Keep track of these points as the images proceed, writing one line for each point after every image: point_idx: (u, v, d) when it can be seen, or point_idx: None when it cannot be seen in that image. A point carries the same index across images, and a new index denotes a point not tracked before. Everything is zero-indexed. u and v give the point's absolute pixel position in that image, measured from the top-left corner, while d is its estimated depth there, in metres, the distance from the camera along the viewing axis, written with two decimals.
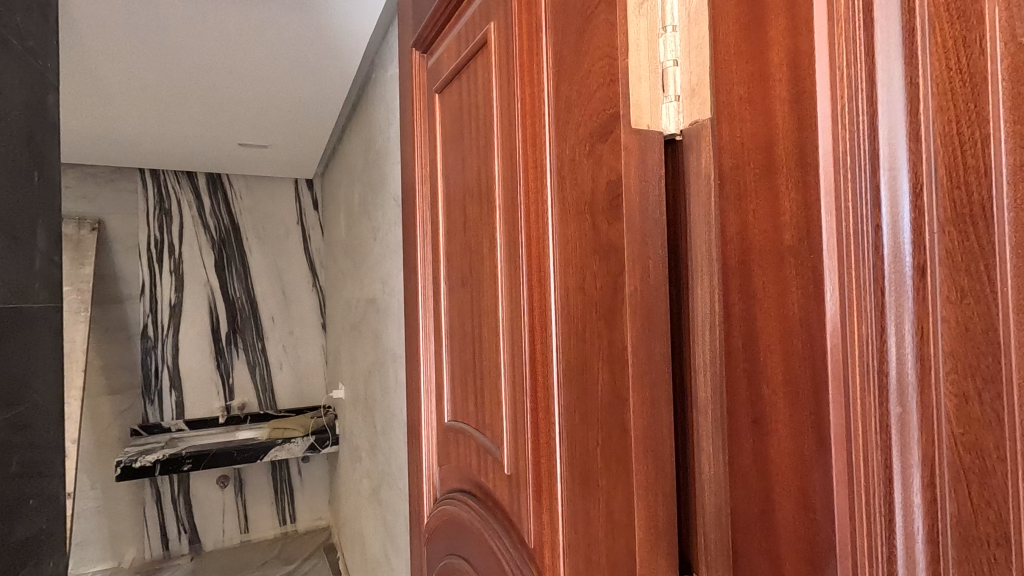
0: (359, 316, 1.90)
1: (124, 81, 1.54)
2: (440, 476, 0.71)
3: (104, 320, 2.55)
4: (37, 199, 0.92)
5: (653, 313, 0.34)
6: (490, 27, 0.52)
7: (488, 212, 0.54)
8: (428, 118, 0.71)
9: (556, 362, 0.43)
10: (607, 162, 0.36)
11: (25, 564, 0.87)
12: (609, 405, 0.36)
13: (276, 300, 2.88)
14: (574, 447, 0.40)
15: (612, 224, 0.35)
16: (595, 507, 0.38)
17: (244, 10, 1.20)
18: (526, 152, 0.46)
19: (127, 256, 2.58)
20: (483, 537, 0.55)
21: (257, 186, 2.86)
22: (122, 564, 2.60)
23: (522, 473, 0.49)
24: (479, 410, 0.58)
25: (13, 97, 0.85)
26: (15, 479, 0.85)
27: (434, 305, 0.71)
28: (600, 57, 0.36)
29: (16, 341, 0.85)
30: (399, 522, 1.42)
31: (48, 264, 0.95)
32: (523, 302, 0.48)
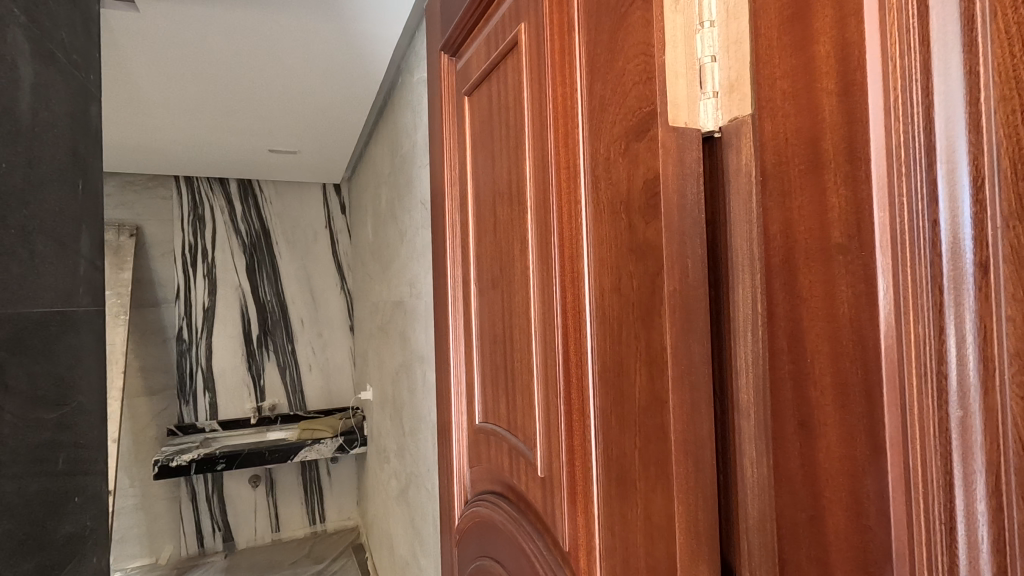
0: (387, 318, 1.93)
1: (161, 91, 1.59)
2: (472, 477, 0.71)
3: (142, 323, 2.63)
4: (81, 206, 0.95)
5: (691, 313, 0.34)
6: (520, 27, 0.52)
7: (520, 214, 0.54)
8: (457, 121, 0.71)
9: (590, 363, 0.42)
10: (644, 161, 0.35)
11: (69, 560, 0.90)
12: (647, 406, 0.36)
13: (305, 303, 2.94)
14: (610, 450, 0.40)
15: (648, 223, 0.35)
16: (633, 510, 0.37)
17: (275, 20, 1.23)
18: (559, 152, 0.46)
19: (163, 261, 2.67)
20: (515, 540, 0.55)
21: (287, 191, 2.92)
22: (159, 560, 2.67)
23: (556, 476, 0.48)
24: (511, 411, 0.58)
25: (59, 110, 0.88)
26: (63, 476, 0.88)
27: (465, 307, 0.71)
28: (636, 56, 0.36)
29: (62, 344, 0.88)
30: (427, 523, 1.42)
31: (92, 270, 0.99)
32: (556, 303, 0.47)
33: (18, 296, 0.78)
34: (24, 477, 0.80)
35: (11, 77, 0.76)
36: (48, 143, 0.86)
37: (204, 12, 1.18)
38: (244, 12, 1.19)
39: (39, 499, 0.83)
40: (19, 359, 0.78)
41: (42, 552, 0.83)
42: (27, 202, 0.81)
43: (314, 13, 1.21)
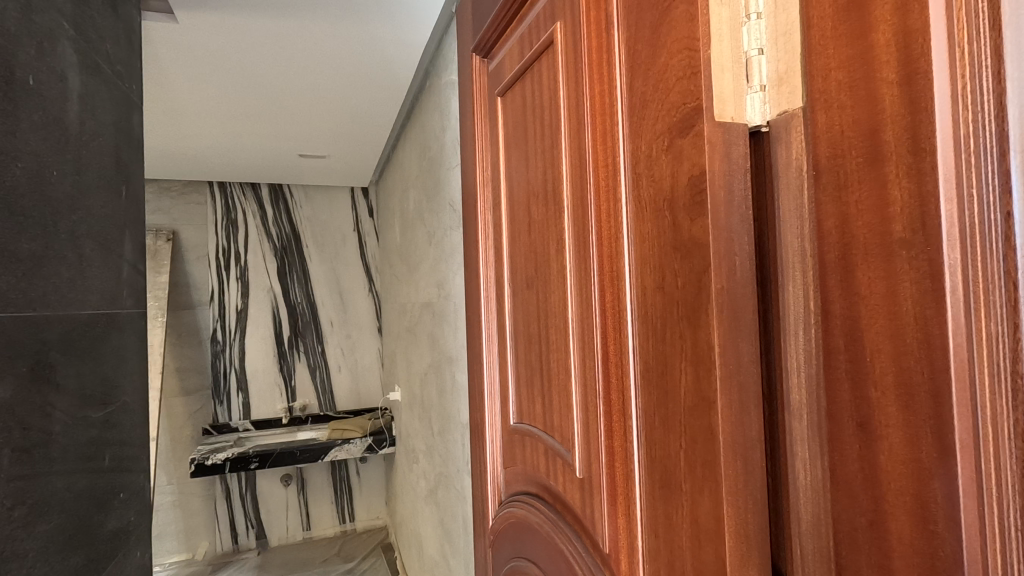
0: (415, 319, 1.94)
1: (197, 100, 1.63)
2: (506, 478, 0.71)
3: (177, 324, 2.71)
4: (123, 212, 0.99)
5: (739, 311, 0.33)
6: (556, 27, 0.52)
7: (556, 214, 0.54)
8: (489, 122, 0.71)
9: (633, 363, 0.42)
10: (688, 157, 0.34)
11: (115, 554, 0.92)
12: (693, 407, 0.35)
13: (335, 306, 2.98)
14: (654, 451, 0.39)
15: (694, 221, 0.34)
16: (678, 512, 0.37)
17: (306, 28, 1.25)
18: (596, 150, 0.46)
19: (198, 265, 2.74)
20: (553, 541, 0.55)
21: (317, 195, 2.97)
22: (195, 556, 2.74)
23: (595, 477, 0.48)
24: (547, 412, 0.58)
25: (103, 118, 0.92)
26: (109, 473, 0.91)
27: (498, 307, 0.71)
28: (680, 51, 0.35)
29: (107, 345, 0.91)
30: (457, 524, 1.43)
31: (133, 273, 1.02)
32: (594, 303, 0.47)
33: (68, 299, 0.79)
34: (72, 472, 0.80)
35: (62, 88, 0.79)
36: (94, 151, 0.89)
37: (238, 21, 1.21)
38: (276, 21, 1.21)
39: (87, 495, 0.84)
40: (70, 359, 0.80)
41: (91, 545, 0.85)
42: (77, 209, 0.83)
43: (345, 20, 1.23)
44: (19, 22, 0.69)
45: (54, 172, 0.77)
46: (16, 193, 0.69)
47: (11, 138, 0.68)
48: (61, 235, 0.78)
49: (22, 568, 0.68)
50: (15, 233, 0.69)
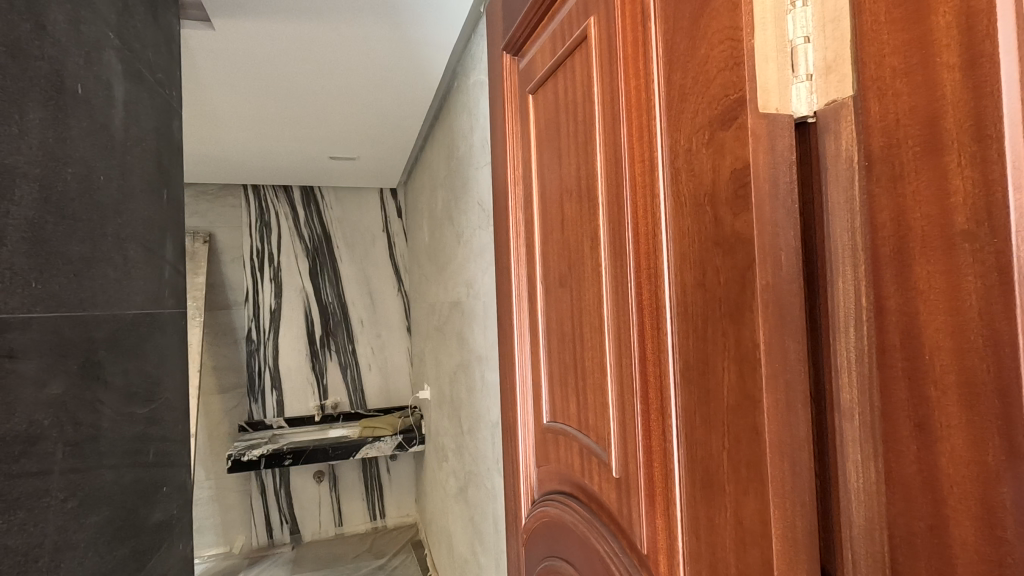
0: (443, 318, 1.95)
1: (232, 105, 1.67)
2: (539, 477, 0.71)
3: (214, 324, 2.79)
4: (165, 215, 1.02)
5: (785, 307, 0.32)
6: (589, 21, 0.51)
7: (590, 211, 0.53)
8: (521, 119, 0.71)
9: (671, 361, 0.41)
10: (731, 151, 0.34)
11: (160, 545, 0.96)
12: (737, 406, 0.34)
13: (365, 305, 3.02)
14: (694, 451, 0.38)
15: (737, 216, 0.33)
16: (721, 514, 0.36)
17: (338, 32, 1.27)
18: (632, 145, 0.45)
19: (233, 266, 2.82)
20: (589, 541, 0.54)
21: (346, 197, 3.01)
22: (232, 549, 2.82)
23: (633, 477, 0.47)
24: (582, 411, 0.57)
25: (145, 125, 0.95)
26: (153, 468, 0.94)
27: (530, 306, 0.70)
28: (721, 42, 0.34)
29: (150, 344, 0.94)
30: (487, 522, 1.43)
31: (175, 274, 1.06)
32: (631, 301, 0.46)
33: (114, 299, 0.82)
34: (119, 467, 0.82)
35: (108, 96, 0.82)
36: (138, 155, 0.92)
37: (272, 27, 1.23)
38: (309, 25, 1.23)
39: (133, 489, 0.87)
40: (117, 357, 0.83)
41: (137, 537, 0.88)
42: (122, 212, 0.86)
43: (374, 22, 1.24)
44: (69, 33, 0.72)
45: (101, 176, 0.80)
46: (68, 196, 0.71)
47: (64, 144, 0.70)
48: (108, 237, 0.81)
49: (74, 559, 0.70)
50: (68, 235, 0.71)
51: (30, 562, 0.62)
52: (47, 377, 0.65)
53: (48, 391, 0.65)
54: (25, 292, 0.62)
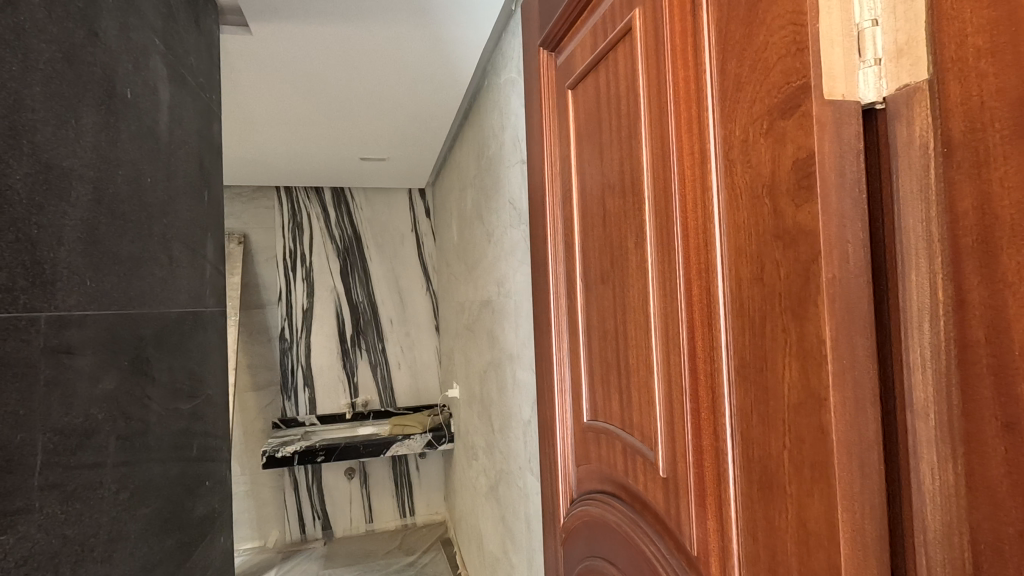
0: (473, 317, 1.96)
1: (268, 108, 1.71)
2: (578, 476, 0.70)
3: (249, 323, 2.86)
4: (206, 215, 1.04)
5: (852, 302, 0.31)
6: (634, 13, 0.51)
7: (635, 206, 0.52)
8: (559, 115, 0.70)
9: (725, 358, 0.40)
10: (792, 139, 0.32)
11: (203, 538, 0.98)
12: (799, 405, 0.33)
13: (394, 304, 3.05)
14: (751, 450, 0.37)
15: (800, 207, 0.32)
16: (780, 516, 0.35)
17: (371, 34, 1.28)
18: (681, 137, 0.44)
19: (267, 266, 2.88)
20: (633, 541, 0.54)
21: (376, 197, 3.05)
22: (267, 543, 2.88)
23: (681, 476, 0.46)
24: (625, 409, 0.57)
25: (188, 128, 0.97)
26: (196, 462, 0.97)
27: (569, 304, 0.70)
28: (782, 28, 0.33)
29: (193, 342, 0.97)
30: (519, 521, 1.43)
31: (215, 274, 1.08)
32: (680, 297, 0.46)
33: (160, 297, 0.84)
34: (165, 461, 0.85)
35: (154, 100, 0.84)
36: (181, 158, 0.94)
37: (307, 30, 1.25)
38: (343, 28, 1.25)
39: (178, 482, 0.89)
40: (163, 354, 0.85)
41: (183, 529, 0.90)
42: (167, 213, 0.88)
43: (406, 24, 1.25)
44: (119, 39, 0.74)
45: (148, 178, 0.82)
46: (119, 198, 0.73)
47: (114, 147, 0.72)
48: (154, 237, 0.83)
49: (126, 548, 0.72)
50: (119, 235, 0.73)
51: (87, 551, 0.63)
52: (100, 372, 0.67)
53: (101, 386, 0.67)
54: (81, 290, 0.64)
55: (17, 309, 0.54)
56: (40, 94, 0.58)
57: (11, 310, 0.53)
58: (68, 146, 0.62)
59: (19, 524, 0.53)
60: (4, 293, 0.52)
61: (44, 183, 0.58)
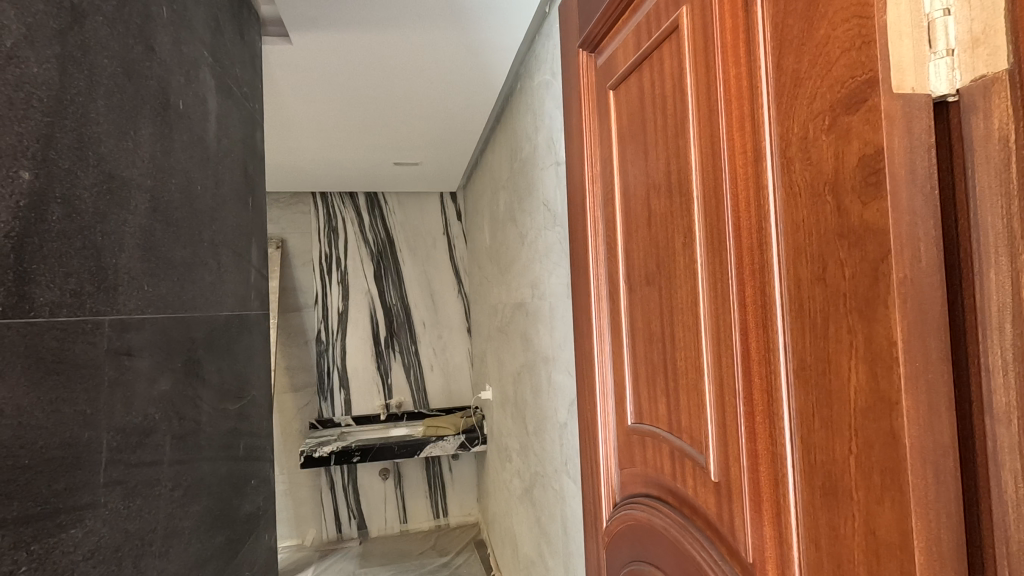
0: (506, 319, 1.96)
1: (306, 115, 1.75)
2: (621, 480, 0.69)
3: (287, 326, 2.93)
4: (250, 221, 1.07)
5: (924, 303, 0.30)
6: (681, 11, 0.50)
7: (683, 206, 0.52)
8: (600, 116, 0.70)
9: (784, 360, 0.39)
10: (858, 135, 0.32)
11: (250, 535, 1.01)
12: (869, 407, 0.32)
13: (426, 307, 3.08)
14: (813, 456, 0.36)
15: (867, 204, 0.31)
16: (847, 524, 0.33)
17: (406, 41, 1.30)
18: (733, 136, 0.44)
19: (303, 270, 2.95)
20: (682, 546, 0.53)
21: (408, 201, 3.09)
22: (305, 542, 2.94)
23: (735, 481, 0.45)
24: (672, 412, 0.56)
25: (234, 137, 1.00)
26: (243, 461, 0.99)
27: (611, 305, 0.69)
28: (847, 20, 0.32)
29: (239, 345, 0.99)
30: (555, 524, 1.42)
31: (259, 278, 1.11)
32: (732, 297, 0.45)
33: (209, 300, 0.87)
34: (215, 459, 0.87)
35: (203, 110, 0.87)
36: (228, 166, 0.97)
37: (345, 38, 1.27)
38: (379, 35, 1.27)
39: (227, 481, 0.92)
40: (213, 356, 0.88)
41: (231, 527, 0.93)
42: (216, 219, 0.91)
43: (441, 29, 1.26)
44: (172, 53, 0.77)
45: (199, 186, 0.85)
46: (173, 206, 0.76)
47: (169, 156, 0.75)
48: (204, 243, 0.86)
49: (181, 544, 0.75)
50: (172, 241, 0.76)
51: (147, 544, 0.66)
52: (157, 373, 0.70)
53: (158, 387, 0.70)
54: (140, 294, 0.67)
55: (83, 313, 0.56)
56: (103, 108, 0.61)
57: (79, 314, 0.55)
58: (128, 156, 0.65)
59: (88, 518, 0.55)
60: (73, 298, 0.55)
61: (106, 192, 0.61)
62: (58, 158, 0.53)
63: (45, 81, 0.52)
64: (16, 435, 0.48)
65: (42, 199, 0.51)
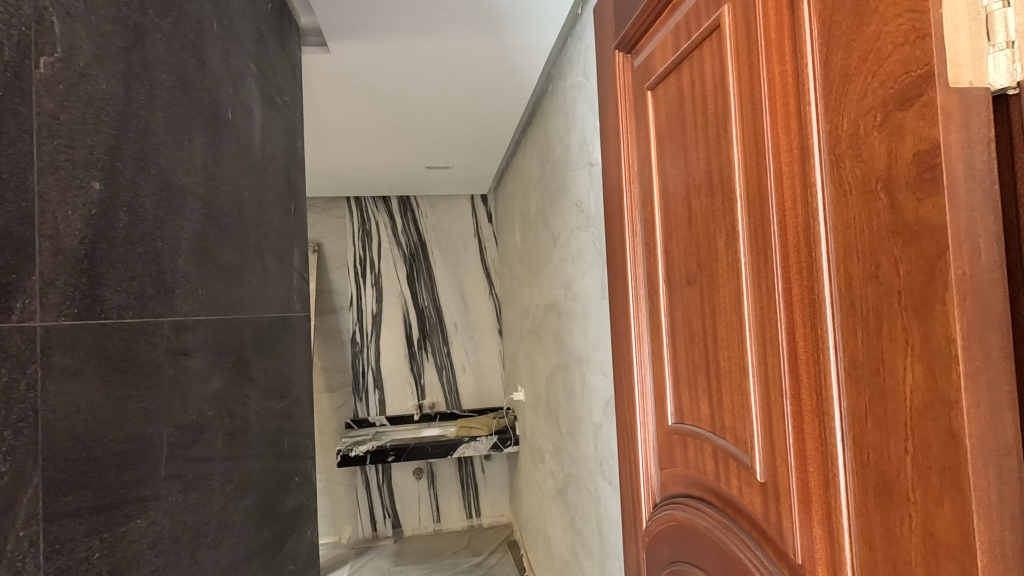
0: (539, 320, 1.97)
1: (342, 122, 1.79)
2: (661, 481, 0.69)
3: (323, 327, 3.00)
4: (292, 226, 1.11)
5: (984, 300, 0.29)
6: (723, 11, 0.50)
7: (725, 206, 0.52)
8: (637, 117, 0.70)
9: (834, 358, 0.39)
10: (912, 131, 0.31)
11: (293, 530, 1.04)
12: (926, 407, 0.31)
13: (458, 308, 3.11)
14: (865, 456, 0.36)
15: (922, 201, 0.31)
16: (903, 525, 0.33)
17: (440, 46, 1.32)
18: (778, 133, 0.43)
19: (338, 273, 3.02)
20: (726, 548, 0.52)
21: (440, 204, 3.12)
22: (341, 539, 3.00)
23: (782, 481, 0.45)
24: (715, 412, 0.56)
25: (277, 144, 1.04)
26: (288, 458, 1.03)
27: (650, 306, 0.69)
28: (898, 16, 0.32)
29: (283, 346, 1.03)
30: (589, 525, 1.42)
31: (301, 281, 1.15)
32: (777, 297, 0.45)
33: (256, 302, 0.91)
34: (262, 456, 0.90)
35: (249, 119, 0.90)
36: (272, 172, 1.01)
37: (380, 45, 1.30)
38: (414, 42, 1.29)
39: (273, 477, 0.95)
40: (260, 357, 0.91)
41: (277, 522, 0.96)
42: (261, 225, 0.95)
43: (474, 35, 1.28)
44: (222, 65, 0.80)
45: (246, 193, 0.88)
46: (224, 212, 0.80)
47: (219, 165, 0.79)
48: (251, 247, 0.90)
49: (233, 536, 0.78)
50: (223, 246, 0.79)
51: (202, 537, 0.69)
52: (210, 373, 0.73)
53: (211, 386, 0.73)
54: (195, 297, 0.70)
55: (146, 314, 0.59)
56: (162, 120, 0.64)
57: (142, 315, 0.59)
58: (184, 166, 0.68)
59: (150, 509, 0.58)
60: (137, 301, 0.58)
61: (164, 200, 0.64)
62: (123, 168, 0.56)
63: (112, 97, 0.55)
64: (90, 428, 0.51)
65: (110, 207, 0.54)
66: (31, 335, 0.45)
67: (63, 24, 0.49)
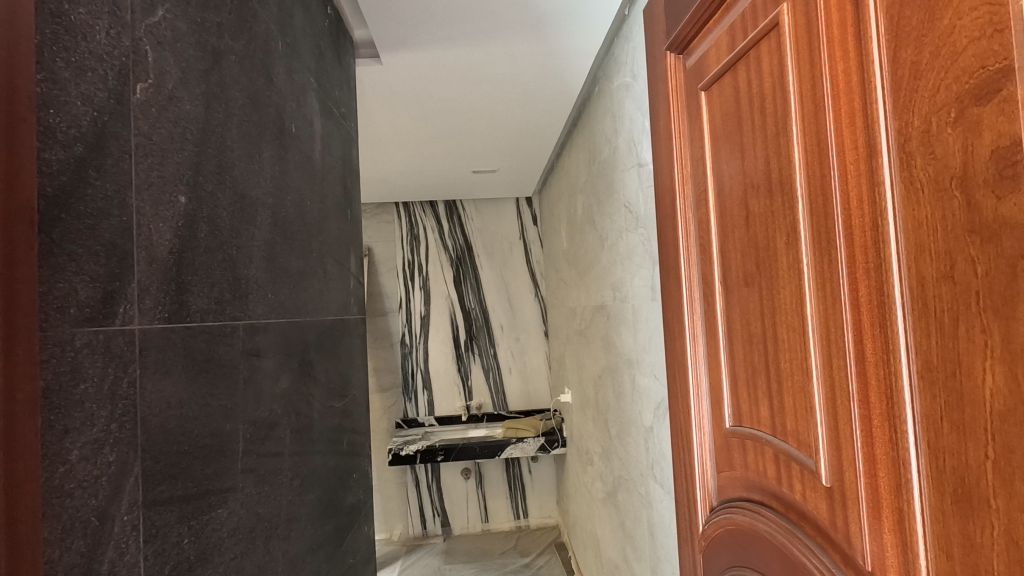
0: (586, 321, 1.96)
1: (393, 129, 1.84)
2: (718, 484, 0.68)
3: (375, 329, 3.09)
4: (349, 231, 1.15)
5: None
6: (782, 9, 0.49)
7: (786, 206, 0.51)
8: (690, 117, 0.70)
9: (906, 361, 0.38)
10: (990, 127, 0.30)
11: (352, 524, 1.08)
12: (1008, 411, 0.30)
13: (504, 310, 3.14)
14: (941, 461, 0.35)
15: (1002, 199, 0.30)
16: (984, 533, 0.32)
17: (487, 53, 1.35)
18: (842, 132, 0.43)
19: (388, 277, 3.10)
20: (789, 552, 0.52)
21: (485, 207, 3.16)
22: (392, 536, 3.07)
23: (850, 486, 0.44)
24: (776, 415, 0.55)
25: (335, 154, 1.09)
26: (347, 455, 1.07)
27: (706, 307, 0.69)
28: (975, 9, 0.31)
29: (341, 347, 1.07)
30: (640, 529, 1.41)
31: (357, 284, 1.19)
32: (844, 298, 0.44)
33: (318, 305, 0.95)
34: (324, 453, 0.95)
35: (310, 131, 0.95)
36: (331, 180, 1.05)
37: (429, 54, 1.34)
38: (462, 49, 1.32)
39: (334, 473, 0.99)
40: (322, 357, 0.96)
41: (337, 516, 1.00)
42: (322, 231, 0.99)
43: (521, 40, 1.30)
44: (286, 81, 0.85)
45: (308, 201, 0.93)
46: (290, 221, 0.84)
47: (285, 175, 0.83)
48: (314, 253, 0.94)
49: (299, 528, 0.82)
50: (289, 253, 0.83)
51: (273, 528, 0.73)
52: (279, 373, 0.77)
53: (280, 385, 0.77)
54: (265, 301, 0.74)
55: (224, 317, 0.64)
56: (236, 136, 0.68)
57: (221, 319, 0.63)
58: (255, 178, 0.73)
59: (229, 500, 0.62)
60: (217, 305, 0.62)
61: (238, 211, 0.68)
62: (204, 183, 0.61)
63: (194, 116, 0.59)
64: (179, 423, 0.55)
65: (194, 219, 0.59)
66: (131, 338, 0.49)
67: (155, 51, 0.54)
